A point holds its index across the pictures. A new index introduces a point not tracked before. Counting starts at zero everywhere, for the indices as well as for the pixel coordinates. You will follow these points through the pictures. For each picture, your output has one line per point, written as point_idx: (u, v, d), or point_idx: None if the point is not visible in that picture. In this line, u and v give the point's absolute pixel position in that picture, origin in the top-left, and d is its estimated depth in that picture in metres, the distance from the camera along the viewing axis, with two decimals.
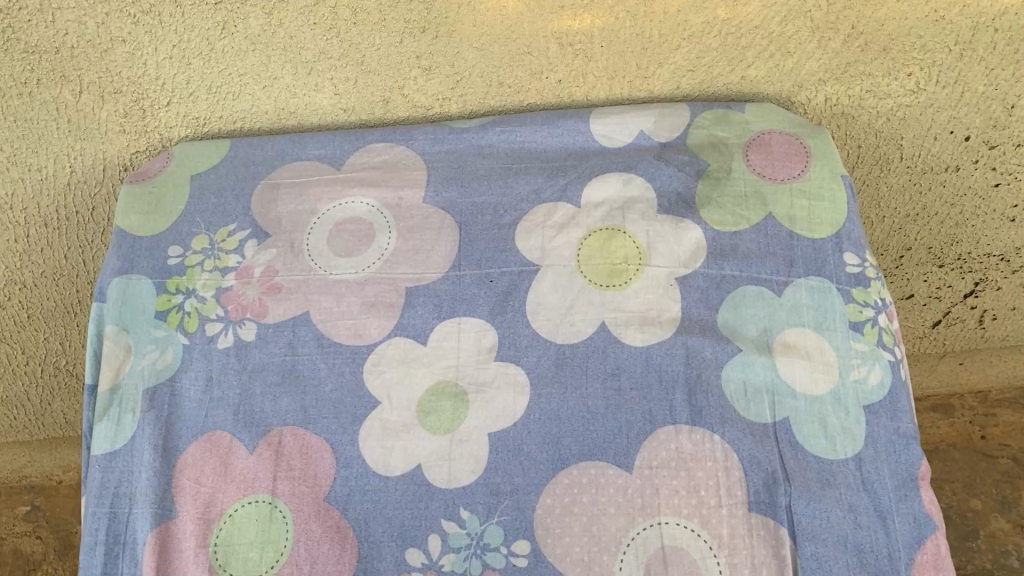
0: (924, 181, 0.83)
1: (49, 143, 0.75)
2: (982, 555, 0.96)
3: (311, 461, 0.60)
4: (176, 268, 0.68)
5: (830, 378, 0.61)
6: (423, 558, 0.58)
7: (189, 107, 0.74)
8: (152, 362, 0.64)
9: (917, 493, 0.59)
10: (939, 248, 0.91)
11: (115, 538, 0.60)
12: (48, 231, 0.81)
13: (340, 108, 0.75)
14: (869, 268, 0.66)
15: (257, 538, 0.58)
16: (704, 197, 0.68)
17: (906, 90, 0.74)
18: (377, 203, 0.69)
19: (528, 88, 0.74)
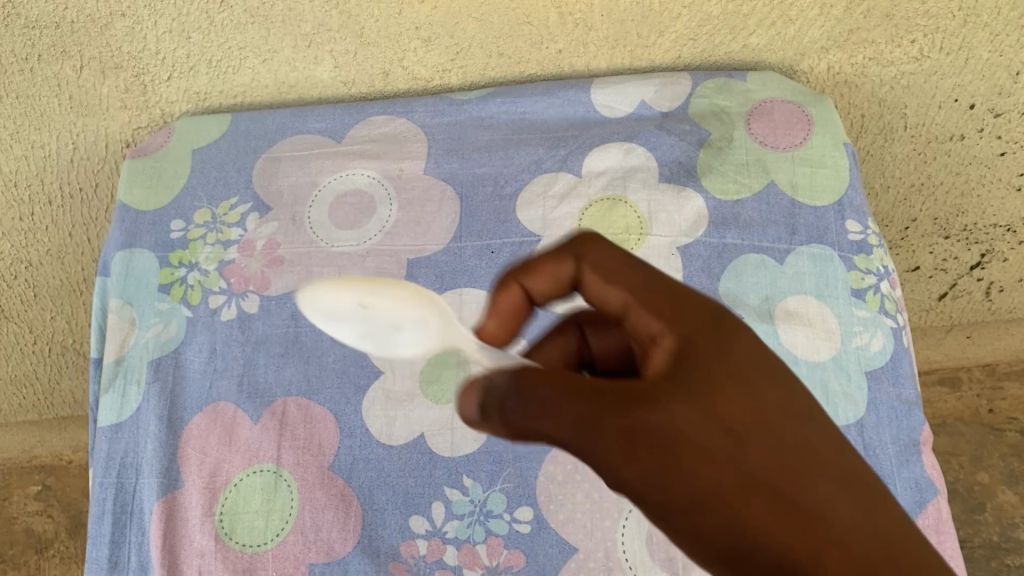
0: (929, 150, 0.82)
1: (51, 120, 0.75)
2: (989, 528, 0.94)
3: (315, 431, 0.61)
4: (179, 242, 0.68)
5: (832, 345, 0.62)
6: (427, 524, 0.58)
7: (190, 82, 0.74)
8: (156, 335, 0.65)
9: (918, 458, 0.59)
10: (945, 218, 0.89)
11: (122, 508, 0.61)
12: (52, 209, 0.82)
13: (340, 81, 0.75)
14: (872, 236, 0.66)
15: (263, 507, 0.58)
16: (706, 166, 0.68)
17: (909, 58, 0.73)
18: (378, 175, 0.69)
19: (528, 58, 0.74)
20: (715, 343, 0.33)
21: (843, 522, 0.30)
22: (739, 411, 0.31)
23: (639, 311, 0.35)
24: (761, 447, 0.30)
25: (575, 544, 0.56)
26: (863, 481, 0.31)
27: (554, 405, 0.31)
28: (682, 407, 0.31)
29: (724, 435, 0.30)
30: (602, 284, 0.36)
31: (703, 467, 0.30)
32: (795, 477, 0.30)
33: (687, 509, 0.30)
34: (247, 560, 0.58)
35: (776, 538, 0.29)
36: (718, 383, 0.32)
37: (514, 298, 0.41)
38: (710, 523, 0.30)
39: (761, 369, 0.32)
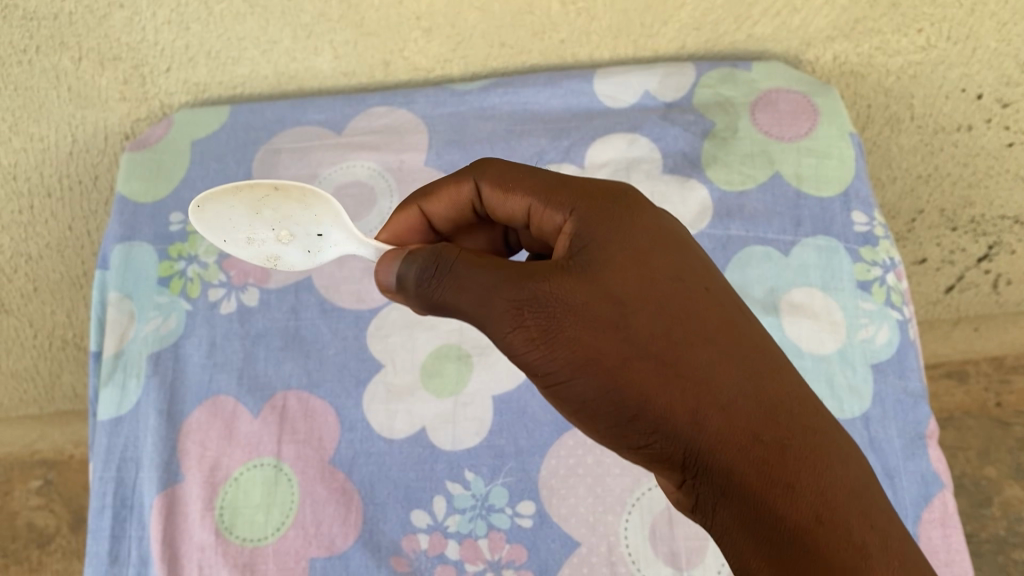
0: (936, 141, 0.81)
1: (50, 112, 0.75)
2: (996, 523, 0.92)
3: (315, 424, 0.60)
4: (178, 234, 0.68)
5: (837, 337, 0.61)
6: (429, 519, 0.57)
7: (189, 73, 0.73)
8: (155, 328, 0.64)
9: (924, 451, 0.59)
10: (952, 210, 0.88)
11: (122, 502, 0.60)
12: (52, 202, 0.81)
13: (340, 72, 0.74)
14: (878, 227, 0.65)
15: (264, 501, 0.58)
16: (710, 157, 0.68)
17: (916, 47, 0.72)
18: (379, 167, 0.69)
19: (531, 49, 0.73)
20: (614, 224, 0.41)
21: (718, 384, 0.38)
22: (634, 290, 0.39)
23: (539, 208, 0.44)
24: (647, 317, 0.39)
25: (578, 539, 0.56)
26: (745, 350, 0.39)
27: (467, 287, 0.39)
28: (576, 284, 0.39)
29: (617, 312, 0.39)
30: (504, 197, 0.46)
31: (593, 335, 0.38)
32: (675, 346, 0.38)
33: (587, 372, 0.38)
34: (247, 554, 0.57)
35: (662, 399, 0.38)
36: (615, 268, 0.40)
37: (413, 218, 0.51)
38: (604, 383, 0.38)
39: (656, 253, 0.41)
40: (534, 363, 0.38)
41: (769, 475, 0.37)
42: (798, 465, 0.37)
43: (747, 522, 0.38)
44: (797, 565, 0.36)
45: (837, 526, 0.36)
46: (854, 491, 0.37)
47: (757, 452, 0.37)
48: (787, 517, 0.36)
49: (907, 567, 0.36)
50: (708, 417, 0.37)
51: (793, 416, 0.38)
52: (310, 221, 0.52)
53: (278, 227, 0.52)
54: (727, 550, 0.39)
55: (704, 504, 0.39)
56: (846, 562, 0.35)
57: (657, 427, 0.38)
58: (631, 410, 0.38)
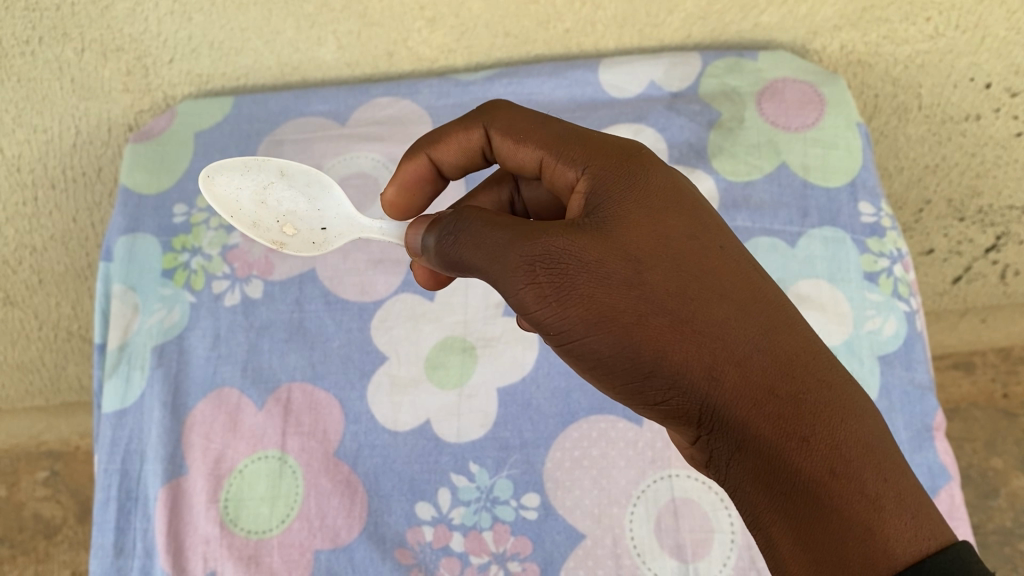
0: (943, 131, 0.81)
1: (53, 104, 0.74)
2: (1002, 514, 0.92)
3: (319, 417, 0.60)
4: (182, 226, 0.67)
5: (844, 328, 0.61)
6: (433, 511, 0.57)
7: (193, 64, 0.73)
8: (160, 320, 0.64)
9: (931, 443, 0.58)
10: (960, 200, 0.88)
11: (127, 494, 0.60)
12: (56, 193, 0.81)
13: (344, 62, 0.74)
14: (885, 218, 0.65)
15: (268, 493, 0.58)
16: (716, 147, 0.67)
17: (924, 36, 0.72)
18: (383, 158, 0.69)
19: (535, 38, 0.72)
20: (627, 182, 0.41)
21: (733, 338, 0.37)
22: (646, 247, 0.39)
23: (550, 160, 0.44)
24: (662, 272, 0.38)
25: (583, 531, 0.56)
26: (760, 305, 0.38)
27: (481, 247, 0.40)
28: (589, 242, 0.39)
29: (628, 268, 0.38)
30: (514, 146, 0.46)
31: (606, 292, 0.38)
32: (688, 302, 0.38)
33: (600, 329, 0.38)
34: (252, 546, 0.57)
35: (675, 354, 0.37)
36: (628, 226, 0.39)
37: (421, 165, 0.52)
38: (617, 340, 0.38)
39: (670, 211, 0.40)
40: (548, 321, 0.39)
41: (783, 430, 0.36)
42: (814, 418, 0.36)
43: (762, 477, 0.37)
44: (810, 519, 0.36)
45: (851, 480, 0.35)
46: (871, 446, 0.36)
47: (771, 407, 0.36)
48: (802, 471, 0.36)
49: (922, 522, 0.35)
50: (722, 372, 0.37)
51: (809, 370, 0.37)
52: (312, 215, 0.54)
53: (282, 219, 0.53)
54: (744, 506, 0.39)
55: (719, 460, 0.39)
56: (859, 517, 0.35)
57: (670, 382, 0.38)
58: (644, 366, 0.38)
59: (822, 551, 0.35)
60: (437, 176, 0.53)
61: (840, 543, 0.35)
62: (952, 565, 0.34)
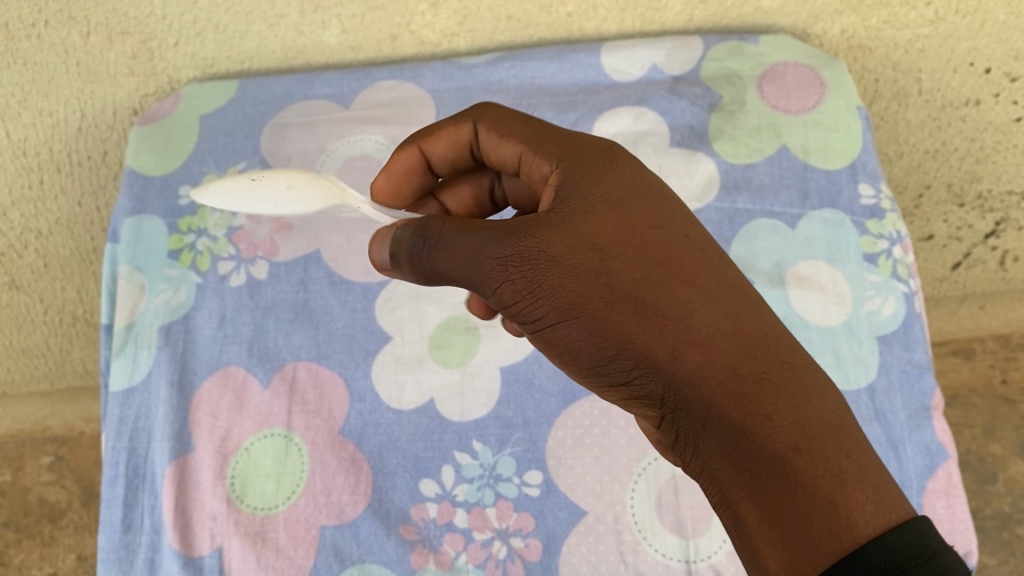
0: (944, 116, 0.81)
1: (59, 87, 0.75)
2: (1000, 499, 0.92)
3: (325, 395, 0.61)
4: (188, 208, 0.68)
5: (843, 309, 0.62)
6: (437, 488, 0.58)
7: (197, 47, 0.74)
8: (166, 300, 0.65)
9: (929, 422, 0.59)
10: (960, 185, 0.88)
11: (135, 471, 0.61)
12: (61, 177, 0.82)
13: (347, 46, 0.74)
14: (885, 200, 0.65)
15: (274, 470, 0.59)
16: (717, 130, 0.68)
17: (924, 21, 0.72)
18: (386, 140, 0.69)
19: (537, 22, 0.73)
20: (599, 176, 0.42)
21: (694, 321, 0.38)
22: (613, 236, 0.40)
23: (529, 155, 0.46)
24: (627, 259, 0.39)
25: (585, 507, 0.56)
26: (724, 290, 0.39)
27: (453, 255, 0.41)
28: (557, 235, 0.40)
29: (595, 256, 0.39)
30: (499, 141, 0.48)
31: (575, 281, 0.39)
32: (653, 287, 0.39)
33: (568, 316, 0.39)
34: (258, 523, 0.58)
35: (639, 335, 0.38)
36: (594, 217, 0.41)
37: (410, 157, 0.53)
38: (584, 324, 0.39)
39: (638, 204, 0.41)
40: (522, 312, 0.40)
41: (745, 407, 0.36)
42: (776, 397, 0.36)
43: (727, 455, 0.37)
44: (778, 494, 0.36)
45: (815, 456, 0.35)
46: (835, 424, 0.36)
47: (734, 385, 0.37)
48: (766, 447, 0.36)
49: (883, 497, 0.35)
50: (683, 352, 0.38)
51: (772, 352, 0.37)
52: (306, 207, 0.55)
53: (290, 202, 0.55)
54: (711, 484, 0.39)
55: (687, 440, 0.39)
56: (823, 492, 0.35)
57: (634, 363, 0.39)
58: (609, 348, 0.39)
59: (789, 525, 0.35)
60: (426, 168, 0.54)
61: (807, 517, 0.35)
62: (916, 537, 0.33)
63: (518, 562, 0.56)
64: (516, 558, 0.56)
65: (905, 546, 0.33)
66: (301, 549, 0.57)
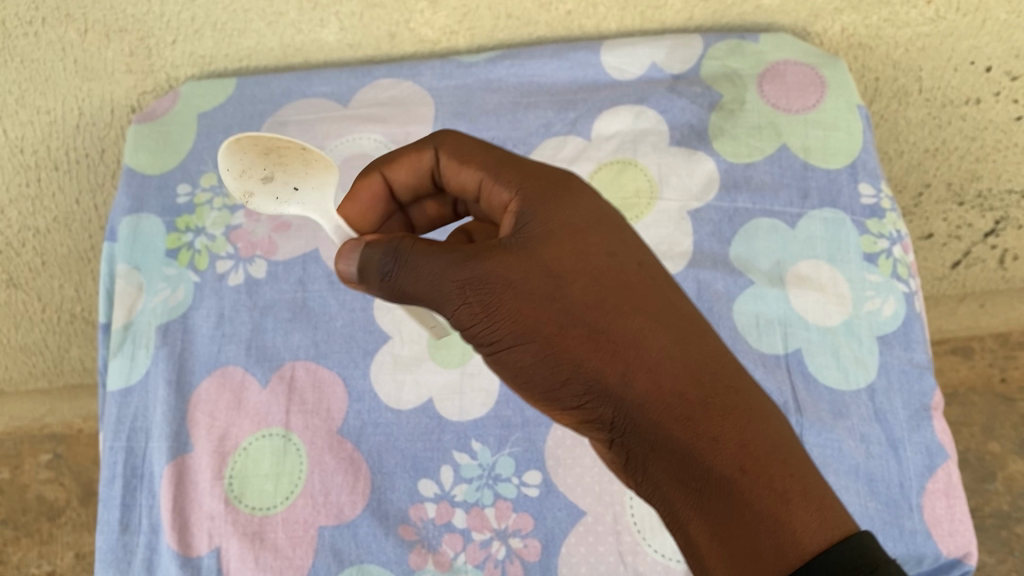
0: (944, 115, 0.81)
1: (56, 84, 0.75)
2: (999, 497, 0.92)
3: (323, 395, 0.61)
4: (186, 206, 0.68)
5: (843, 309, 0.61)
6: (436, 488, 0.58)
7: (195, 45, 0.73)
8: (164, 299, 0.64)
9: (929, 423, 0.59)
10: (960, 184, 0.88)
11: (132, 471, 0.61)
12: (59, 175, 0.82)
13: (345, 44, 0.74)
14: (885, 199, 0.65)
15: (272, 470, 0.58)
16: (717, 129, 0.67)
17: (925, 19, 0.72)
18: (385, 139, 0.69)
19: (537, 20, 0.72)
20: (556, 202, 0.42)
21: (645, 348, 0.40)
22: (568, 263, 0.41)
23: (488, 183, 0.45)
24: (582, 287, 0.40)
25: (584, 508, 0.56)
26: (673, 317, 0.41)
27: (412, 276, 0.39)
28: (515, 261, 0.40)
29: (551, 283, 0.40)
30: (458, 168, 0.46)
31: (531, 306, 0.40)
32: (606, 314, 0.40)
33: (524, 340, 0.40)
34: (256, 522, 0.57)
35: (592, 362, 0.40)
36: (551, 244, 0.41)
37: (373, 185, 0.51)
38: (540, 349, 0.40)
39: (593, 231, 0.42)
40: (480, 334, 0.40)
41: (693, 431, 0.39)
42: (722, 420, 0.39)
43: (678, 476, 0.40)
44: (726, 514, 0.38)
45: (759, 475, 0.38)
46: (778, 444, 0.39)
47: (682, 411, 0.39)
48: (712, 468, 0.39)
49: (825, 512, 0.37)
50: (635, 378, 0.40)
51: (717, 377, 0.40)
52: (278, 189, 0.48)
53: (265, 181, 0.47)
54: (662, 500, 0.42)
55: (637, 461, 0.42)
56: (770, 510, 0.37)
57: (588, 388, 0.40)
58: (564, 373, 0.40)
59: (738, 543, 0.38)
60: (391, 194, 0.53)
61: (755, 534, 0.37)
62: (855, 550, 0.36)
63: (517, 562, 0.56)
64: (515, 558, 0.56)
65: (843, 559, 0.36)
66: (300, 549, 0.57)
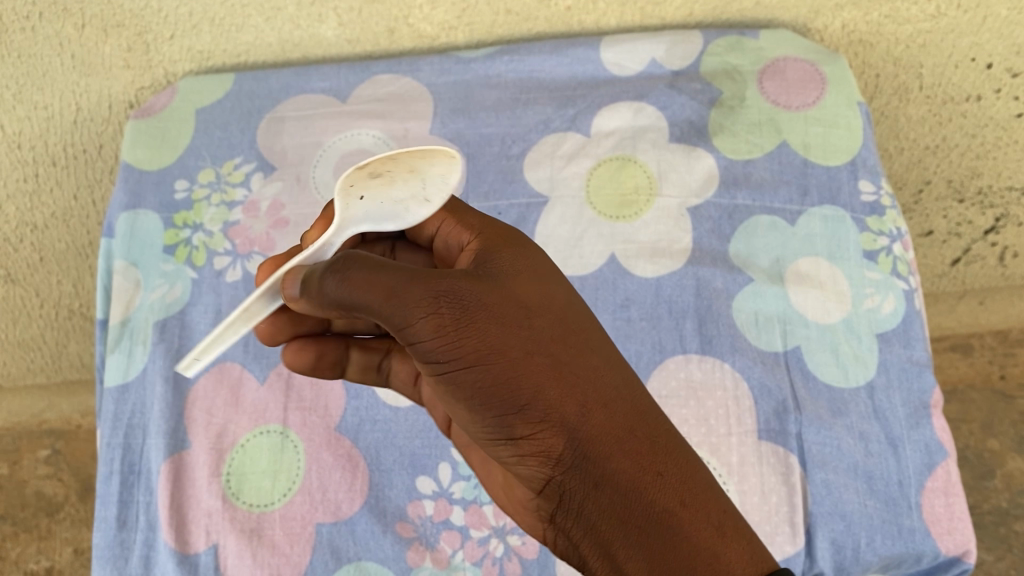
0: (944, 112, 0.81)
1: (54, 79, 0.74)
2: (998, 494, 0.92)
3: (321, 392, 0.60)
4: (183, 202, 0.68)
5: (843, 307, 0.61)
6: (434, 485, 0.58)
7: (193, 40, 0.73)
8: (161, 296, 0.64)
9: (928, 420, 0.59)
10: (960, 181, 0.88)
11: (129, 467, 0.60)
12: (57, 170, 0.81)
13: (344, 39, 0.74)
14: (885, 196, 0.65)
15: (270, 467, 0.58)
16: (717, 126, 0.67)
17: (926, 15, 0.72)
18: (384, 135, 0.68)
19: (536, 16, 0.72)
20: (517, 248, 0.44)
21: (603, 382, 0.40)
22: (532, 297, 0.41)
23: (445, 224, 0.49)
24: (545, 320, 0.41)
25: None
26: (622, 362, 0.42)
27: (375, 283, 0.39)
28: (482, 286, 0.40)
29: (511, 312, 0.40)
30: None
31: (496, 327, 0.39)
32: (567, 347, 0.40)
33: (482, 363, 0.39)
34: (254, 520, 0.57)
35: (551, 389, 0.39)
36: (513, 280, 0.42)
37: None
38: (499, 370, 0.39)
39: (550, 277, 0.43)
40: (435, 351, 0.39)
41: (641, 466, 0.39)
42: (666, 458, 0.39)
43: (618, 516, 0.39)
44: (664, 550, 0.38)
45: (698, 509, 0.39)
46: (710, 487, 0.40)
47: (634, 446, 0.39)
48: (656, 502, 0.38)
49: (754, 550, 0.39)
50: (592, 411, 0.39)
51: (660, 421, 0.41)
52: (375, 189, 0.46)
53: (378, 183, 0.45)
54: (596, 543, 0.40)
55: (571, 500, 0.40)
56: (706, 542, 0.38)
57: (541, 419, 0.39)
58: (520, 399, 0.39)
59: None
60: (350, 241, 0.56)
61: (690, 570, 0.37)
62: None
63: (514, 560, 0.56)
64: (513, 555, 0.56)
65: None
66: (298, 546, 0.57)
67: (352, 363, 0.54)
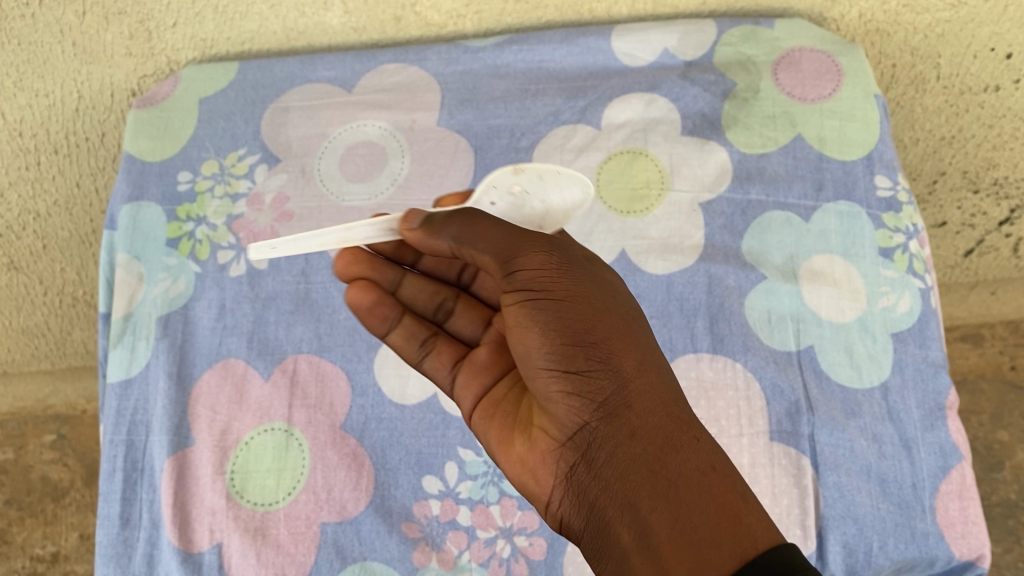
0: (962, 102, 0.79)
1: (54, 67, 0.73)
2: (1007, 486, 0.91)
3: (326, 389, 0.59)
4: (187, 195, 0.67)
5: (858, 306, 0.60)
6: (440, 485, 0.57)
7: (196, 28, 0.72)
8: (164, 290, 0.63)
9: (943, 422, 0.58)
10: (975, 171, 0.86)
11: (133, 465, 0.60)
12: (59, 158, 0.81)
13: (350, 27, 0.72)
14: (902, 192, 0.64)
15: (275, 466, 0.58)
16: (731, 118, 0.66)
17: (945, 4, 0.70)
18: (390, 126, 0.67)
19: (546, 4, 0.71)
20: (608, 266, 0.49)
21: (662, 356, 0.44)
22: (617, 286, 0.46)
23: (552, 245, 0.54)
24: (625, 301, 0.46)
25: None
26: None
27: (504, 227, 0.45)
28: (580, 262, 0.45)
29: (599, 284, 0.45)
30: None
31: (585, 286, 0.44)
32: (638, 323, 0.45)
33: (568, 302, 0.43)
34: (258, 518, 0.57)
35: (618, 339, 0.42)
36: (603, 272, 0.47)
37: None
38: (579, 312, 0.43)
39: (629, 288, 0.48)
40: (530, 283, 0.43)
41: (681, 424, 0.40)
42: (701, 429, 0.41)
43: (647, 465, 0.39)
44: (687, 501, 0.38)
45: (726, 476, 0.39)
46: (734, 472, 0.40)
47: (678, 409, 0.41)
48: (690, 459, 0.39)
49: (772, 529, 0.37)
50: (648, 369, 0.42)
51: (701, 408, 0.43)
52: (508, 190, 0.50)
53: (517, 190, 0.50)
54: (617, 495, 0.40)
55: (604, 446, 0.41)
56: (731, 504, 0.37)
57: (603, 360, 0.42)
58: (590, 338, 0.42)
59: (694, 531, 0.37)
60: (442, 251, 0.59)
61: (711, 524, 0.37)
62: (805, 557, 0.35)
63: (522, 560, 0.55)
64: (520, 556, 0.55)
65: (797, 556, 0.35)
66: (302, 545, 0.56)
67: (402, 326, 0.54)
